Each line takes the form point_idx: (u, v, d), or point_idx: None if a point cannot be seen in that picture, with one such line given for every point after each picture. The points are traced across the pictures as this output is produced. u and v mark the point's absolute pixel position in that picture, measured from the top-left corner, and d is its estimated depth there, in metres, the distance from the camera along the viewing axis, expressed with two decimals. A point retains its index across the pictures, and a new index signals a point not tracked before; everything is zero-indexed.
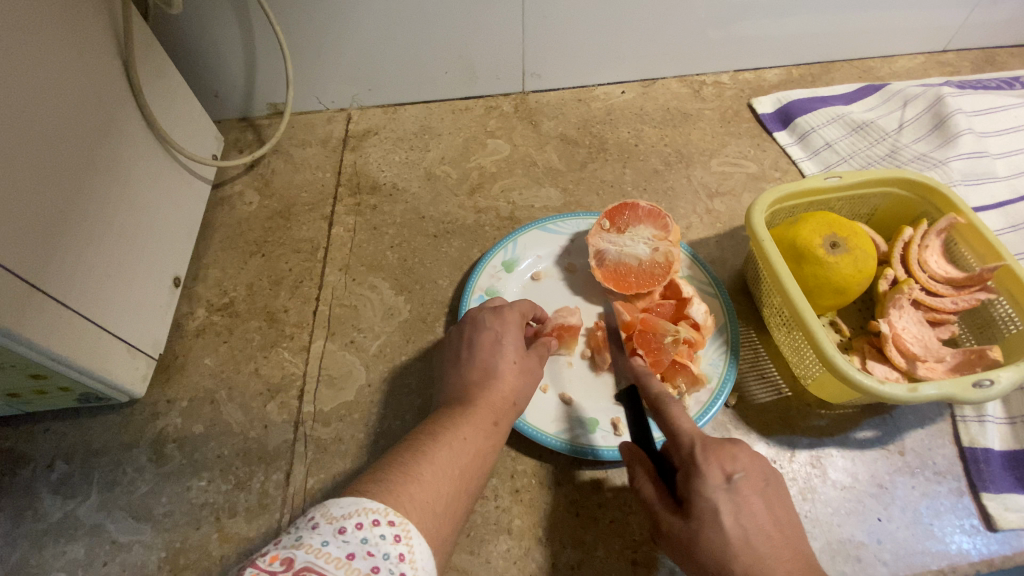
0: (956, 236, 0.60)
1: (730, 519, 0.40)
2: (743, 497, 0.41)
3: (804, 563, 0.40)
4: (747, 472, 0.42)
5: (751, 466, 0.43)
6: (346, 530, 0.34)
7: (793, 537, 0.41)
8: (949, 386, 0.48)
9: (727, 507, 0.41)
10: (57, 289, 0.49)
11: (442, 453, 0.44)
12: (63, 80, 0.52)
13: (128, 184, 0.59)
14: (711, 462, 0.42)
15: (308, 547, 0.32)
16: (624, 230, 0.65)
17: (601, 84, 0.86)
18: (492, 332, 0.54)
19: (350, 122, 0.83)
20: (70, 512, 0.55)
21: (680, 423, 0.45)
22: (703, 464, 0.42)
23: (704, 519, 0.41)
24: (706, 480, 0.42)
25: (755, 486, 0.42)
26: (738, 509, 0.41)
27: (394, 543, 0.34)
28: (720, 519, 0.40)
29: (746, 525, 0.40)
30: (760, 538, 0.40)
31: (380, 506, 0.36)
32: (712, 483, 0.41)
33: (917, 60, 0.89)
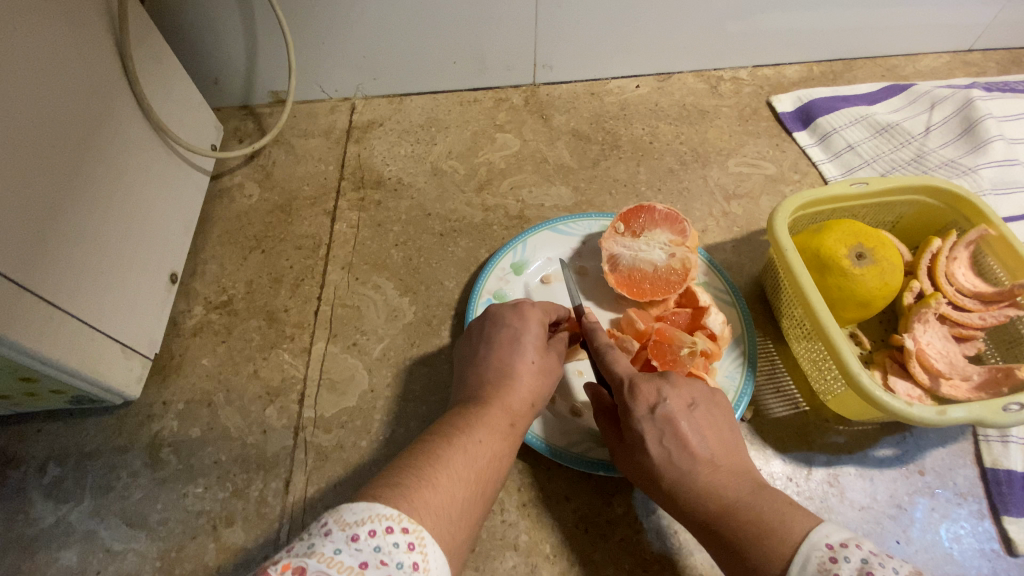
0: (985, 248, 0.58)
1: (655, 444, 0.44)
2: (668, 424, 0.44)
3: (732, 475, 0.43)
4: (670, 402, 0.44)
5: (677, 395, 0.45)
6: (359, 537, 0.31)
7: (722, 453, 0.44)
8: (979, 409, 0.46)
9: (653, 434, 0.44)
10: (47, 289, 0.47)
11: (457, 457, 0.41)
12: (49, 67, 0.49)
13: (122, 175, 0.56)
14: (637, 397, 0.45)
15: (320, 556, 0.30)
16: (639, 234, 0.63)
17: (614, 77, 0.83)
18: (511, 330, 0.51)
19: (354, 112, 0.80)
20: (63, 517, 0.53)
21: (614, 368, 0.47)
22: (630, 400, 0.45)
23: (637, 446, 0.45)
24: (633, 413, 0.45)
25: (682, 413, 0.44)
26: (662, 434, 0.44)
27: (408, 551, 0.32)
28: (647, 445, 0.44)
29: (670, 447, 0.43)
30: (682, 455, 0.43)
31: (394, 512, 0.34)
32: (637, 414, 0.45)
33: (943, 59, 0.86)
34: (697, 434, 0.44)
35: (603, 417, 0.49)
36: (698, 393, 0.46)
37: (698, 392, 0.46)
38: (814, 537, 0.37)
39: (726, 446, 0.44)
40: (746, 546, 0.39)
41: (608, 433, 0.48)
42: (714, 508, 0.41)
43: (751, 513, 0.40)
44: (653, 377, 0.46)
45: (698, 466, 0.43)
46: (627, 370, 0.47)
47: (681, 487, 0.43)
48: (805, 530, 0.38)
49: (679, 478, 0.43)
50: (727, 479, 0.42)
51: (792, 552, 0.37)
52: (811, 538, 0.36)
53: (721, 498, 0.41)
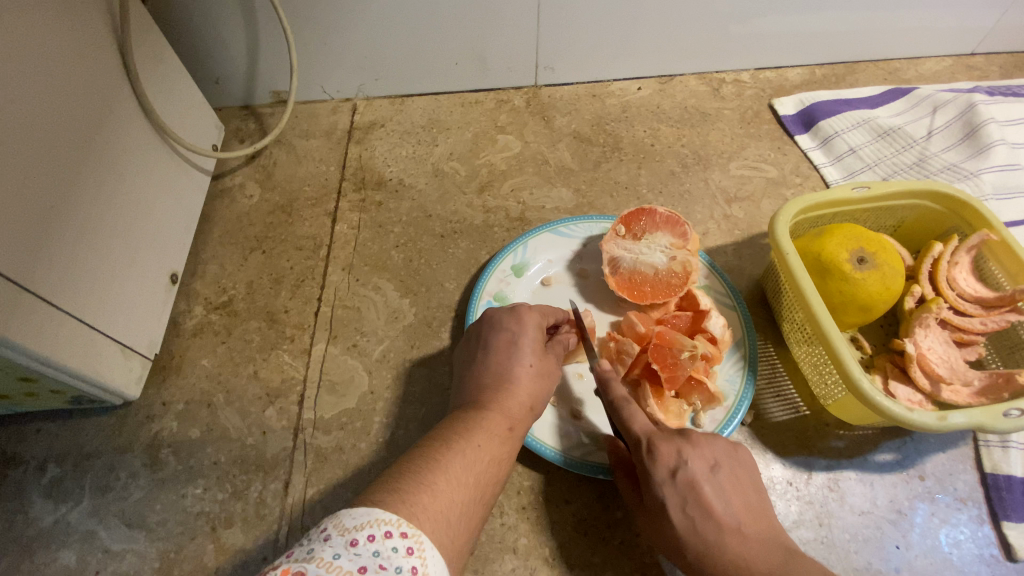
0: (987, 253, 0.57)
1: (677, 511, 0.42)
2: (691, 491, 0.42)
3: (761, 544, 0.41)
4: (692, 466, 0.43)
5: (697, 458, 0.43)
6: (358, 542, 0.31)
7: (750, 521, 0.42)
8: (979, 414, 0.46)
9: (674, 501, 0.42)
10: (46, 289, 0.47)
11: (456, 461, 0.41)
12: (49, 65, 0.49)
13: (122, 174, 0.56)
14: (657, 459, 0.44)
15: (319, 560, 0.30)
16: (639, 237, 0.63)
17: (616, 79, 0.83)
18: (509, 333, 0.51)
19: (355, 113, 0.80)
20: (62, 517, 0.53)
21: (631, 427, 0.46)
22: (650, 463, 0.44)
23: (658, 511, 0.44)
24: (654, 477, 0.43)
25: (704, 478, 0.43)
26: (685, 502, 0.42)
27: (407, 555, 0.32)
28: (669, 512, 0.43)
29: (694, 517, 0.42)
30: (708, 526, 0.41)
31: (393, 516, 0.34)
32: (658, 478, 0.43)
33: (945, 62, 0.86)
34: (723, 502, 0.42)
35: (623, 473, 0.48)
36: (720, 454, 0.44)
37: (721, 452, 0.44)
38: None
39: (753, 513, 0.43)
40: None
41: (628, 491, 0.48)
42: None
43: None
44: (673, 436, 0.45)
45: (726, 539, 0.41)
46: (645, 428, 0.46)
47: (707, 559, 0.41)
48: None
49: (705, 550, 0.41)
50: (756, 549, 0.41)
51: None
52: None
53: (750, 573, 0.40)
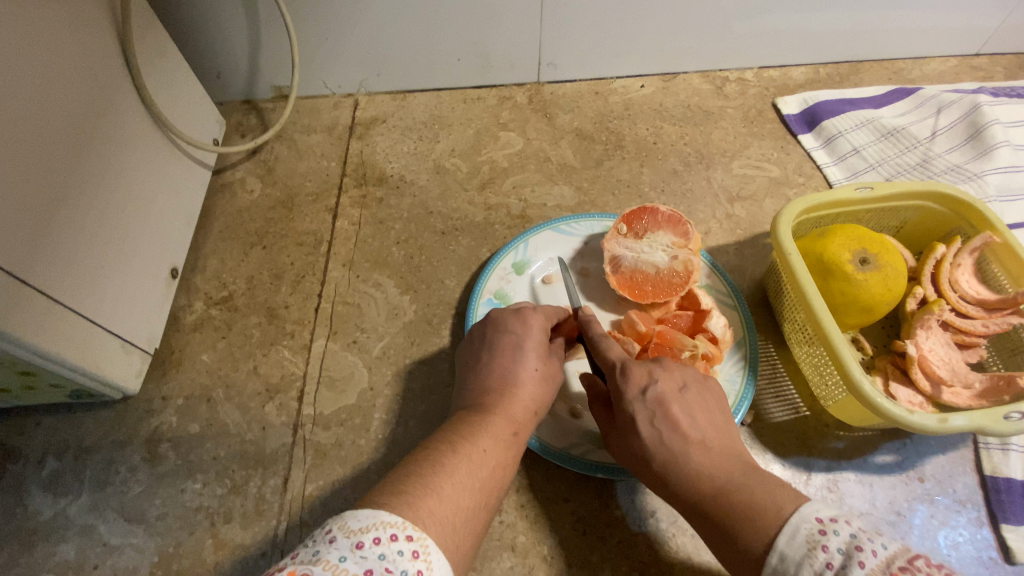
0: (989, 255, 0.57)
1: (646, 424, 0.44)
2: (659, 406, 0.44)
3: (725, 455, 0.42)
4: (661, 384, 0.45)
5: (667, 378, 0.46)
6: (363, 545, 0.31)
7: (714, 435, 0.43)
8: (979, 416, 0.46)
9: (644, 414, 0.44)
10: (45, 282, 0.46)
11: (461, 465, 0.41)
12: (50, 59, 0.48)
13: (123, 169, 0.56)
14: (629, 378, 0.46)
15: (325, 563, 0.30)
16: (641, 235, 0.63)
17: (620, 76, 0.83)
18: (515, 337, 0.51)
19: (357, 108, 0.80)
20: (61, 511, 0.53)
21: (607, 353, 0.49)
22: (622, 381, 0.46)
23: (628, 427, 0.45)
24: (624, 394, 0.45)
25: (673, 395, 0.45)
26: (653, 415, 0.44)
27: (412, 559, 0.32)
28: (637, 426, 0.44)
29: (661, 428, 0.43)
30: (674, 436, 0.43)
31: (398, 519, 0.34)
32: (629, 395, 0.45)
33: (950, 63, 0.85)
34: (689, 417, 0.44)
35: (598, 404, 0.49)
36: (690, 377, 0.46)
37: (691, 377, 0.46)
38: (804, 511, 0.36)
39: (719, 430, 0.44)
40: (736, 527, 0.38)
41: (603, 421, 0.48)
42: (705, 493, 0.40)
43: (740, 495, 0.39)
44: (646, 361, 0.47)
45: (690, 449, 0.42)
46: (619, 355, 0.48)
47: (673, 470, 0.42)
48: (787, 512, 0.37)
49: (670, 461, 0.42)
50: (719, 460, 0.42)
51: (778, 529, 0.36)
52: (800, 511, 0.36)
53: (713, 481, 0.41)
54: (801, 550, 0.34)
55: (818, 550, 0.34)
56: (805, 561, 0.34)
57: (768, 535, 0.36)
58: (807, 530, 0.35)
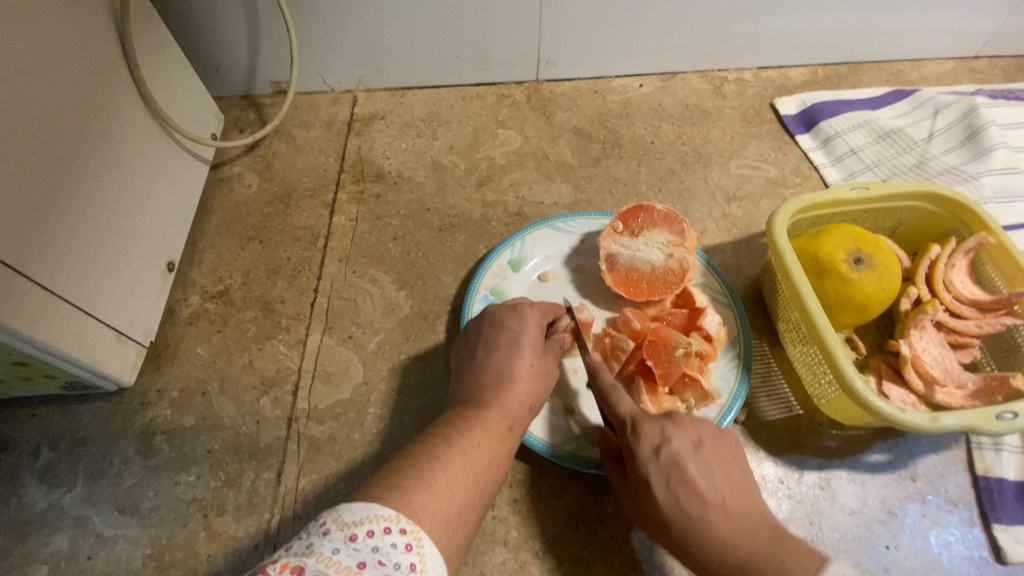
0: (984, 256, 0.57)
1: (661, 487, 0.43)
2: (675, 467, 0.44)
3: (746, 521, 0.42)
4: (675, 443, 0.44)
5: (681, 436, 0.45)
6: (357, 537, 0.31)
7: (733, 497, 0.43)
8: (971, 416, 0.46)
9: (658, 477, 0.44)
10: (40, 273, 0.46)
11: (455, 459, 0.41)
12: (48, 49, 0.49)
13: (120, 161, 0.56)
14: (641, 437, 0.45)
15: (318, 555, 0.30)
16: (637, 234, 0.63)
17: (619, 75, 0.83)
18: (510, 333, 0.52)
19: (355, 104, 0.80)
20: (55, 502, 0.53)
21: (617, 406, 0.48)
22: (635, 441, 0.45)
23: (643, 488, 0.45)
24: (639, 456, 0.45)
25: (688, 454, 0.44)
26: (669, 477, 0.43)
27: (405, 552, 0.32)
28: (653, 489, 0.44)
29: (677, 492, 0.43)
30: (691, 502, 0.43)
31: (392, 512, 0.34)
32: (643, 456, 0.45)
33: (949, 65, 0.85)
34: (705, 478, 0.43)
35: (610, 460, 0.49)
36: None
37: (706, 434, 0.46)
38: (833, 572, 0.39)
39: (737, 490, 0.44)
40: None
41: (615, 476, 0.48)
42: (730, 564, 0.41)
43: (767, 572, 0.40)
44: (657, 416, 0.47)
45: (710, 516, 0.42)
46: (630, 410, 0.48)
47: (693, 536, 0.42)
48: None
49: (689, 527, 0.42)
50: (739, 526, 0.42)
51: None
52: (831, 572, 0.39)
53: (737, 552, 0.41)
54: None
55: None
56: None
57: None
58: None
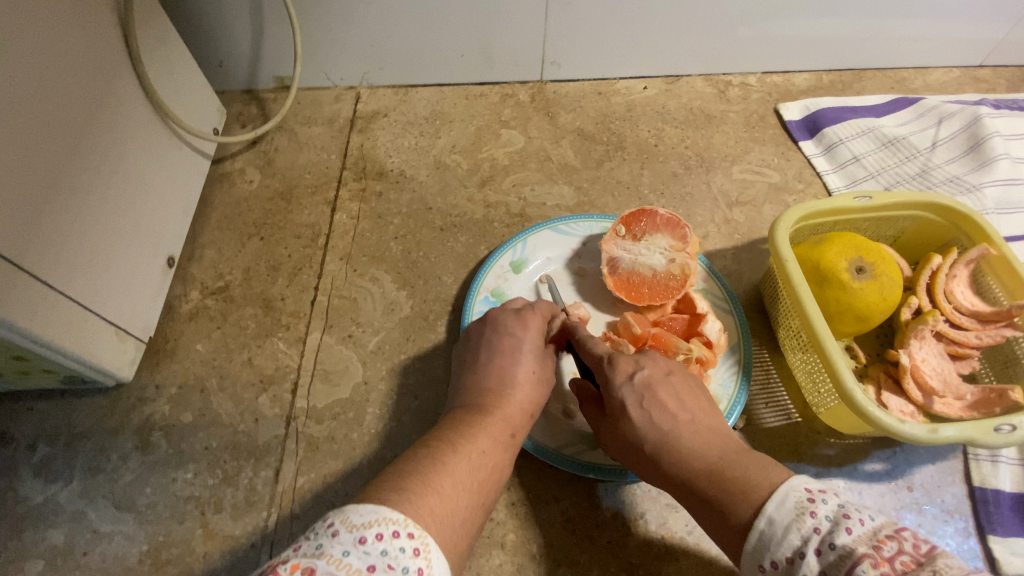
0: (986, 267, 0.57)
1: (634, 406, 0.45)
2: (647, 390, 0.46)
3: (718, 436, 0.43)
4: (647, 370, 0.47)
5: (653, 365, 0.47)
6: (366, 540, 0.31)
7: (704, 416, 0.44)
8: (969, 428, 0.46)
9: (631, 397, 0.46)
10: (40, 267, 0.46)
11: (461, 464, 0.41)
12: (50, 43, 0.48)
13: (121, 155, 0.56)
14: (616, 366, 0.47)
15: (328, 557, 0.30)
16: (639, 238, 0.63)
17: (623, 77, 0.83)
18: (514, 339, 0.52)
19: (358, 101, 0.80)
20: (52, 497, 0.53)
21: (591, 347, 0.50)
22: (609, 371, 0.47)
23: (619, 413, 0.46)
24: (614, 382, 0.47)
25: (660, 379, 0.46)
26: (641, 398, 0.45)
27: (413, 556, 0.32)
28: (628, 410, 0.45)
29: (650, 410, 0.45)
30: (663, 418, 0.44)
31: (400, 516, 0.34)
32: (617, 382, 0.47)
33: (953, 73, 0.85)
34: (676, 401, 0.45)
35: (589, 402, 0.50)
36: (676, 366, 0.48)
37: (677, 365, 0.48)
38: (793, 482, 0.36)
39: (708, 412, 0.45)
40: (729, 502, 0.38)
41: (595, 417, 0.49)
42: (699, 470, 0.41)
43: (731, 474, 0.39)
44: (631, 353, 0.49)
45: (681, 431, 0.43)
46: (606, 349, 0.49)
47: (665, 450, 0.43)
48: (777, 483, 0.37)
49: (661, 442, 0.43)
50: (707, 438, 0.43)
51: (766, 500, 0.36)
52: (789, 481, 0.36)
53: (706, 458, 0.41)
54: (789, 516, 0.34)
55: (806, 516, 0.34)
56: (793, 525, 0.34)
57: (758, 506, 0.36)
58: (797, 496, 0.35)
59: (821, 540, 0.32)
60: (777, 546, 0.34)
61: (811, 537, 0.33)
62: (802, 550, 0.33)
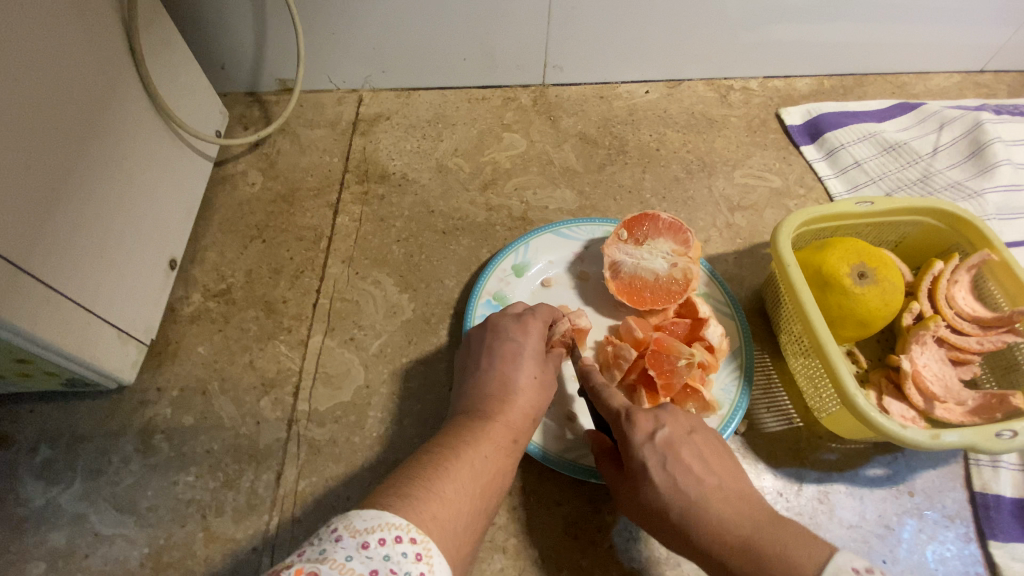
0: (987, 273, 0.58)
1: (658, 469, 0.44)
2: (670, 451, 0.44)
3: (745, 501, 0.42)
4: (668, 429, 0.45)
5: (673, 423, 0.46)
6: (369, 545, 0.31)
7: (730, 479, 0.44)
8: (971, 434, 0.46)
9: (655, 459, 0.44)
10: (43, 270, 0.46)
11: (462, 470, 0.41)
12: (54, 46, 0.48)
13: (124, 158, 0.56)
14: (636, 424, 0.46)
15: (332, 562, 0.30)
16: (642, 242, 0.63)
17: (625, 81, 0.83)
18: (514, 343, 0.52)
19: (361, 104, 0.80)
20: (53, 499, 0.53)
21: (609, 399, 0.49)
22: (629, 428, 0.46)
23: (640, 474, 0.44)
24: (634, 441, 0.45)
25: (682, 439, 0.45)
26: (665, 461, 0.44)
27: (415, 561, 0.32)
28: (650, 473, 0.44)
29: (674, 474, 0.43)
30: (688, 482, 0.43)
31: (403, 521, 0.34)
32: (638, 442, 0.45)
33: (954, 78, 0.86)
34: (701, 463, 0.44)
35: (604, 459, 0.49)
36: (697, 421, 0.47)
37: (698, 422, 0.47)
38: (840, 560, 0.38)
39: (732, 473, 0.44)
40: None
41: (612, 474, 0.48)
42: (729, 543, 0.40)
43: (767, 549, 0.39)
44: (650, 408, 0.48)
45: (708, 497, 0.42)
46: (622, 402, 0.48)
47: (692, 518, 0.42)
48: (820, 563, 0.38)
49: (688, 509, 0.42)
50: (736, 505, 0.42)
51: None
52: (836, 561, 0.38)
53: (737, 529, 0.41)
54: None
55: None
56: None
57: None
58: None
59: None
60: None
61: None
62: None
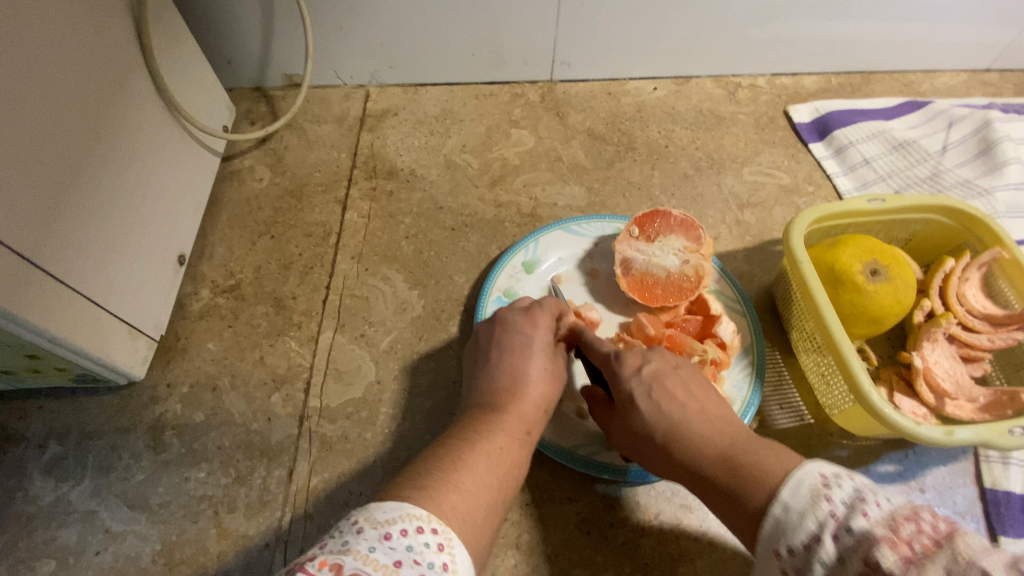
0: (997, 271, 0.58)
1: (643, 396, 0.46)
2: (655, 381, 0.47)
3: (727, 421, 0.44)
4: (654, 362, 0.48)
5: (661, 360, 0.49)
6: (391, 536, 0.31)
7: (712, 405, 0.46)
8: (985, 430, 0.46)
9: (640, 388, 0.47)
10: (54, 265, 0.46)
11: (479, 461, 0.41)
12: (63, 38, 0.48)
13: (133, 151, 0.56)
14: (623, 360, 0.49)
15: (356, 553, 0.30)
16: (653, 239, 0.63)
17: (633, 78, 0.83)
18: (523, 337, 0.52)
19: (368, 100, 0.79)
20: (63, 496, 0.53)
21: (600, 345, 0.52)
22: (617, 364, 0.49)
23: (628, 405, 0.47)
24: (621, 374, 0.48)
25: (667, 371, 0.48)
26: (649, 389, 0.47)
27: (439, 552, 0.32)
28: (636, 400, 0.46)
29: (659, 400, 0.46)
30: (672, 406, 0.45)
31: (424, 512, 0.34)
32: (625, 374, 0.48)
33: (961, 77, 0.86)
34: (684, 391, 0.46)
35: (597, 406, 0.51)
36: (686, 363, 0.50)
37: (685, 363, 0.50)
38: (808, 468, 0.36)
39: (716, 402, 0.46)
40: (743, 486, 0.38)
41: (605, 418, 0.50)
42: (710, 454, 0.42)
43: (742, 454, 0.40)
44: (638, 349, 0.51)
45: (690, 417, 0.44)
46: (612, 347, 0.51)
47: (676, 438, 0.44)
48: (790, 470, 0.37)
49: (670, 428, 0.44)
50: (715, 425, 0.44)
51: (781, 482, 0.36)
52: (805, 466, 0.36)
53: (716, 441, 0.42)
54: (804, 502, 0.34)
55: (821, 501, 0.33)
56: (808, 511, 0.33)
57: (773, 490, 0.36)
58: (812, 482, 0.34)
59: (838, 525, 0.31)
60: (791, 532, 0.33)
61: (827, 522, 0.32)
62: (820, 534, 0.32)
